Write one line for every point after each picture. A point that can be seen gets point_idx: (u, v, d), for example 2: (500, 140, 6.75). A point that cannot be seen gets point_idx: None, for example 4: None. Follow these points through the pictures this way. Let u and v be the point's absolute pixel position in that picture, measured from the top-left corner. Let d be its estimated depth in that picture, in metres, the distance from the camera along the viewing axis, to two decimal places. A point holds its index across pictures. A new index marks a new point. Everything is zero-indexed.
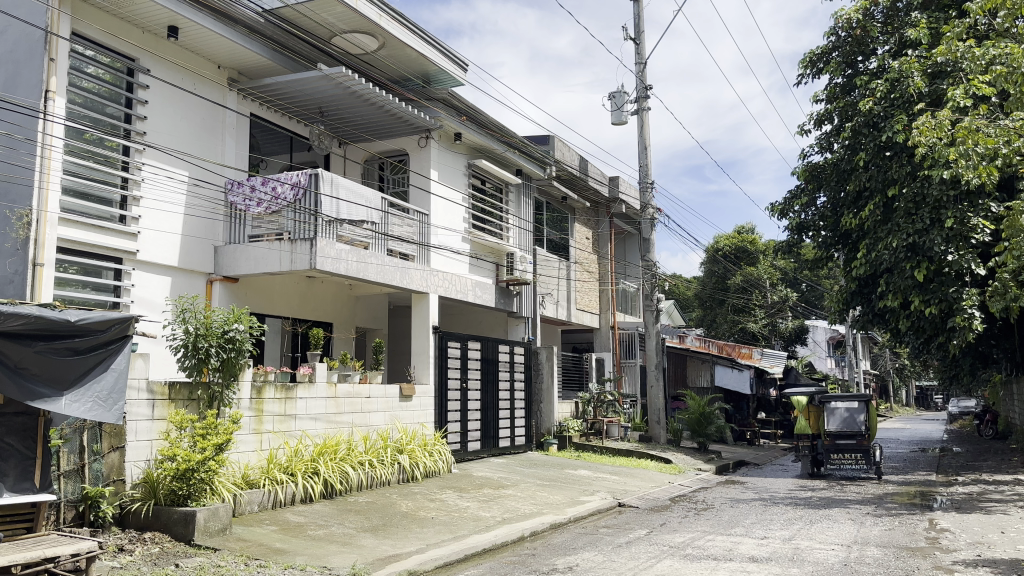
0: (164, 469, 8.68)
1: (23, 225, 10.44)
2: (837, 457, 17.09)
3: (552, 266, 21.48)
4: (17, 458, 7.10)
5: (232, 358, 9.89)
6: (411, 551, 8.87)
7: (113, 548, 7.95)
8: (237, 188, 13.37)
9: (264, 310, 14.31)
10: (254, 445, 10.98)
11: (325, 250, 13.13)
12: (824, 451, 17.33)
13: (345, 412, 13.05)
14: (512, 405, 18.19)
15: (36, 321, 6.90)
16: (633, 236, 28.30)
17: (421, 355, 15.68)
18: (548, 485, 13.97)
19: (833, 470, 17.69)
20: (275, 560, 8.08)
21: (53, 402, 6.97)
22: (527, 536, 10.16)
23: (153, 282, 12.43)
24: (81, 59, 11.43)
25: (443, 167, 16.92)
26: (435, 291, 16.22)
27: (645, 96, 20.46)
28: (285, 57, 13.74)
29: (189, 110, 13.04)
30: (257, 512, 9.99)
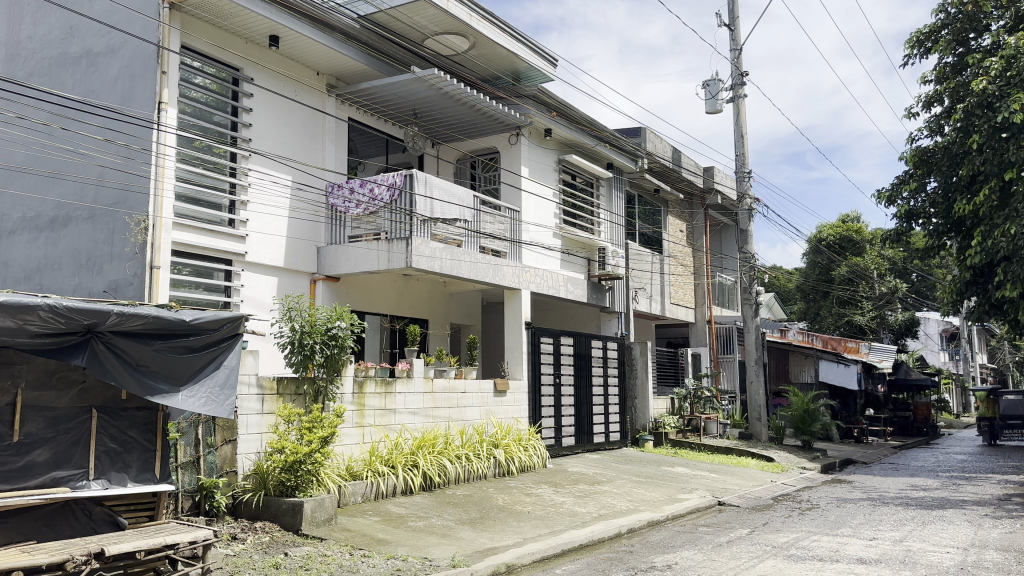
0: (274, 461, 9.10)
1: (141, 230, 11.17)
2: (1010, 432, 22.88)
3: (645, 261, 21.23)
4: (139, 451, 7.31)
5: (335, 354, 10.27)
6: (509, 544, 8.96)
7: (227, 537, 8.36)
8: (338, 191, 13.80)
9: (364, 308, 14.73)
10: (356, 438, 11.33)
11: (420, 248, 13.40)
12: (998, 427, 23.09)
13: (442, 407, 13.28)
14: (606, 401, 18.11)
15: (155, 321, 7.06)
16: (731, 227, 27.66)
17: (514, 350, 15.77)
18: (645, 482, 13.82)
19: (1007, 441, 23.40)
20: (378, 550, 8.31)
21: (170, 398, 7.22)
22: (624, 533, 10.09)
23: (261, 282, 12.98)
24: (190, 71, 12.01)
25: (535, 163, 16.97)
26: (528, 288, 16.28)
27: (741, 83, 19.97)
28: (379, 62, 14.06)
29: (290, 117, 13.52)
30: (361, 503, 10.31)
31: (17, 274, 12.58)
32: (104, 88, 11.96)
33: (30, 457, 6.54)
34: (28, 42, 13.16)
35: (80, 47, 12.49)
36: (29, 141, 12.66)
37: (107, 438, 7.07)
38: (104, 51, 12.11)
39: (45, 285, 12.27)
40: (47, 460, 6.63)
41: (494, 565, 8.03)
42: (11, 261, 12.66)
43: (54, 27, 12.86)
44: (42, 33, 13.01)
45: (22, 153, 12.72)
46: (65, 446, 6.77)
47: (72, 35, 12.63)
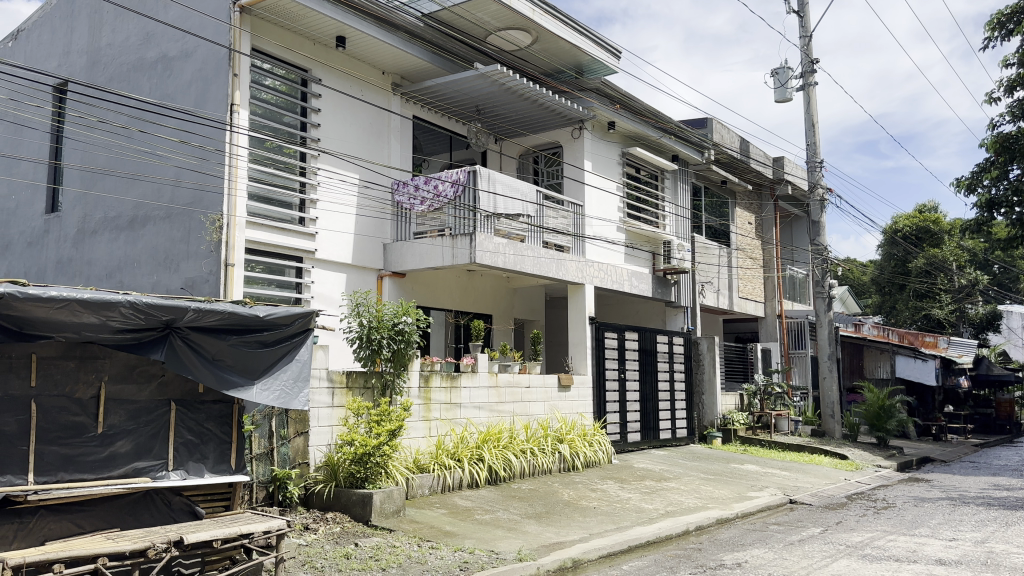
0: (343, 453, 9.31)
1: (215, 229, 11.53)
2: None
3: (713, 254, 20.92)
4: (215, 442, 7.55)
5: (402, 349, 10.42)
6: (575, 539, 8.97)
7: (300, 527, 8.57)
8: (403, 188, 13.99)
9: (429, 304, 14.93)
10: (423, 432, 11.49)
11: (484, 244, 13.43)
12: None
13: (507, 402, 13.34)
14: (673, 397, 17.93)
15: (230, 317, 7.27)
16: (802, 219, 27.06)
17: (579, 346, 15.72)
18: (713, 479, 13.63)
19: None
20: (446, 542, 8.42)
21: (245, 391, 7.43)
22: (692, 530, 9.98)
23: (330, 279, 13.26)
24: (260, 73, 12.33)
25: (598, 157, 16.87)
26: (591, 282, 16.19)
27: (812, 71, 19.47)
28: (443, 59, 14.18)
29: (357, 115, 13.76)
30: (428, 495, 10.47)
31: (100, 272, 13.13)
32: (179, 92, 12.38)
33: (113, 448, 6.77)
34: (108, 49, 13.71)
35: (156, 52, 12.94)
36: (110, 145, 13.21)
37: (185, 430, 7.31)
38: (179, 55, 12.52)
39: (125, 282, 12.77)
40: (129, 452, 6.87)
41: (561, 560, 8.03)
42: (95, 259, 13.23)
43: (132, 34, 13.35)
44: (121, 39, 13.53)
45: (103, 156, 13.27)
46: (146, 438, 7.02)
47: (148, 41, 13.09)
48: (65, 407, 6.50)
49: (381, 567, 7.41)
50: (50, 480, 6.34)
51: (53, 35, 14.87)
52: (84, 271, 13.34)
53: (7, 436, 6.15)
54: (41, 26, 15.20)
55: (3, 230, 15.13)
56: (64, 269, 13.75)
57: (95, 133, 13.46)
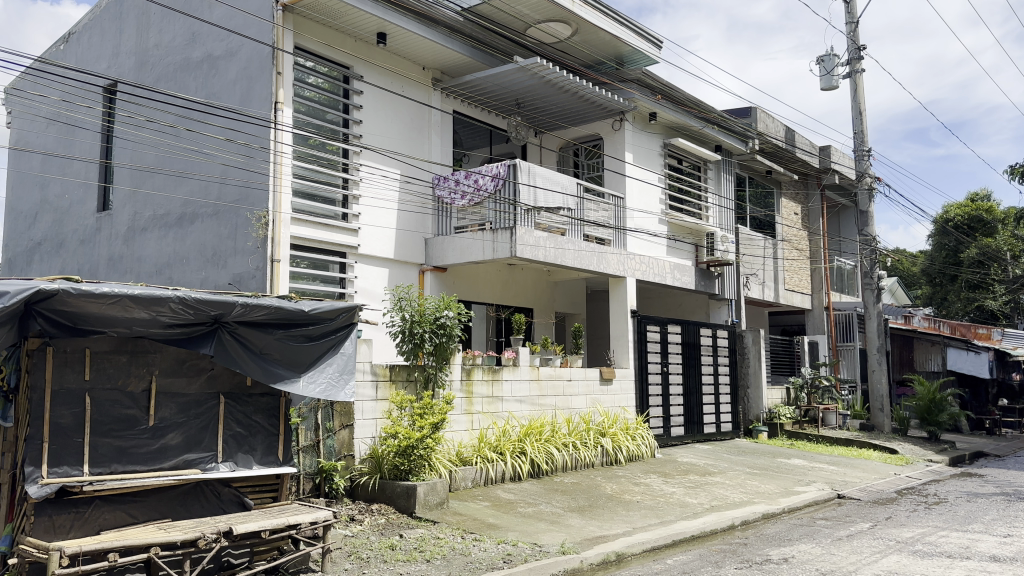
0: (387, 446, 9.40)
1: (261, 225, 11.72)
2: None
3: (757, 246, 20.63)
4: (264, 434, 7.70)
5: (444, 342, 10.52)
6: (618, 533, 8.95)
7: (346, 518, 8.70)
8: (444, 183, 14.10)
9: (471, 298, 14.98)
10: (466, 425, 11.55)
11: (525, 237, 13.45)
12: None
13: (548, 395, 13.33)
14: (717, 391, 17.76)
15: (276, 311, 7.39)
16: (850, 208, 26.57)
17: (620, 339, 15.64)
18: (759, 474, 13.47)
19: None
20: (490, 535, 8.47)
21: (292, 384, 7.57)
22: (737, 525, 9.89)
23: (373, 274, 13.38)
24: (304, 71, 12.49)
25: (639, 149, 16.73)
26: (632, 276, 16.08)
27: (859, 58, 19.06)
28: (483, 53, 14.20)
29: (398, 111, 13.85)
30: (471, 488, 10.54)
31: (150, 268, 13.44)
32: (224, 91, 12.59)
33: (164, 440, 6.90)
34: (156, 49, 14.01)
35: (202, 52, 13.17)
36: (159, 144, 13.52)
37: (234, 423, 7.45)
38: (224, 54, 12.73)
39: (174, 278, 13.04)
40: (179, 444, 7.00)
41: (604, 554, 8.02)
42: (145, 256, 13.55)
43: (178, 34, 13.62)
44: (167, 40, 13.81)
45: (153, 154, 13.59)
46: (196, 430, 7.15)
47: (194, 41, 13.34)
48: (118, 400, 6.64)
49: (426, 559, 7.48)
50: (105, 471, 6.46)
51: (103, 37, 15.25)
52: (135, 268, 13.68)
53: (64, 428, 6.28)
54: (91, 28, 15.59)
55: (57, 228, 15.58)
56: (115, 266, 14.11)
57: (144, 132, 13.79)
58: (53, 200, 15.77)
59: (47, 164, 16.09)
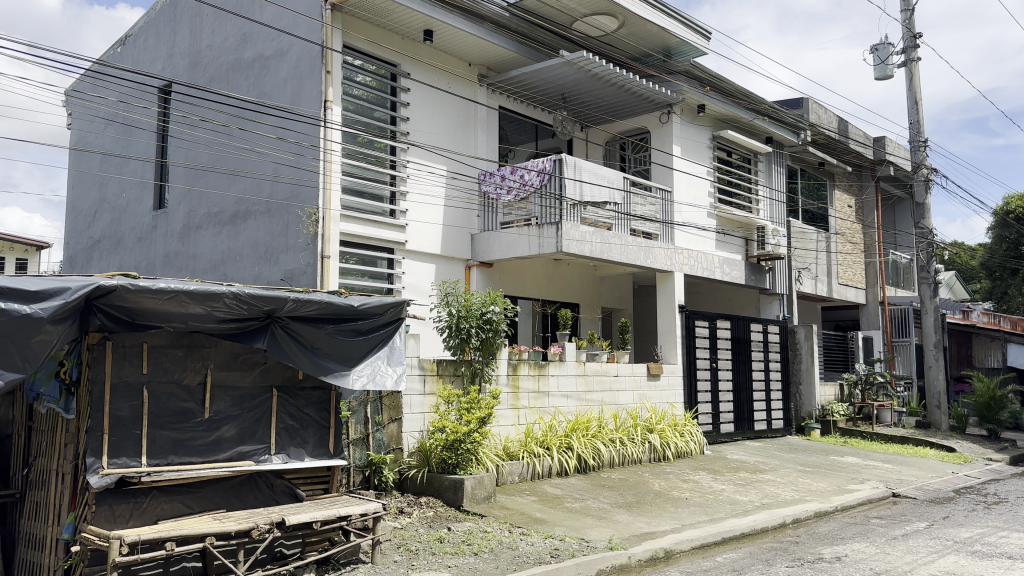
0: (435, 440, 9.49)
1: (312, 223, 11.90)
2: None
3: (809, 239, 20.24)
4: (315, 427, 7.83)
5: (490, 338, 10.57)
6: (667, 530, 8.88)
7: (394, 510, 8.80)
8: (489, 179, 14.14)
9: (517, 293, 15.00)
10: (512, 420, 11.58)
11: (571, 233, 13.40)
12: None
13: (595, 391, 13.25)
14: (768, 388, 17.51)
15: (327, 306, 7.49)
16: (906, 200, 25.92)
17: (668, 335, 15.49)
18: (811, 472, 13.23)
19: None
20: (537, 529, 8.48)
21: (343, 377, 7.68)
22: (789, 523, 9.73)
23: (420, 269, 13.48)
24: (352, 70, 12.64)
25: (687, 141, 16.53)
26: (681, 270, 15.89)
27: (915, 46, 18.55)
28: (528, 49, 14.19)
29: (444, 108, 13.93)
30: (518, 483, 10.57)
31: (205, 265, 13.75)
32: (276, 90, 12.81)
33: (219, 432, 7.05)
34: (209, 50, 14.31)
35: (253, 52, 13.41)
36: (213, 143, 13.84)
37: (286, 416, 7.59)
38: (274, 54, 12.95)
39: (228, 274, 13.32)
40: (234, 436, 7.15)
41: (652, 550, 7.97)
42: (200, 253, 13.87)
43: (230, 35, 13.89)
44: (220, 40, 14.10)
45: (207, 154, 13.92)
46: (250, 423, 7.29)
47: (245, 41, 13.59)
48: (174, 393, 6.80)
49: (474, 552, 7.53)
50: (162, 463, 6.64)
51: (158, 39, 15.63)
52: (190, 264, 14.01)
53: (123, 420, 6.46)
54: (147, 31, 16.00)
55: (115, 226, 16.03)
56: (171, 263, 14.47)
57: (198, 132, 14.11)
58: (111, 199, 16.23)
59: (105, 164, 16.57)
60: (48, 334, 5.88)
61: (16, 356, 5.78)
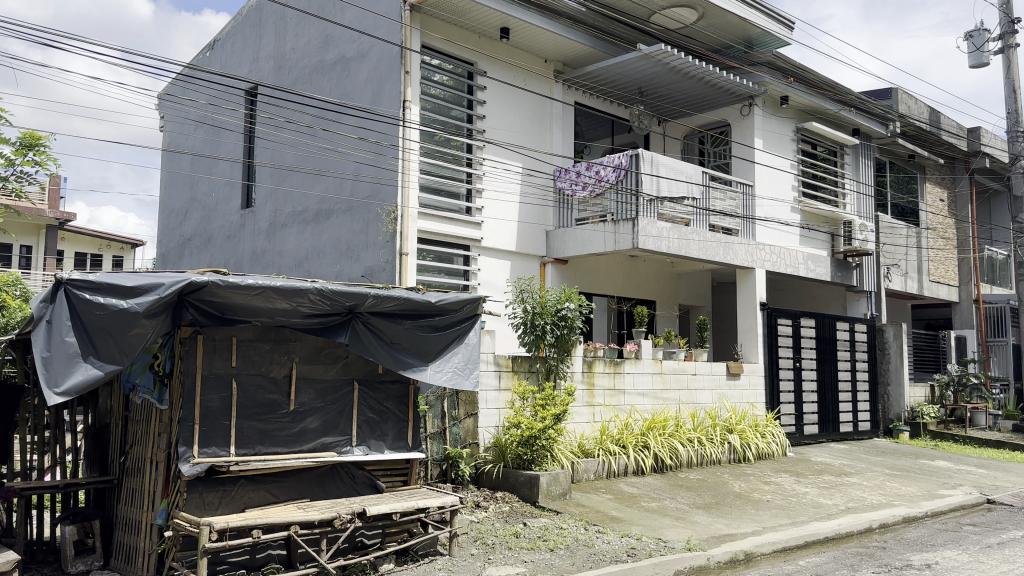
0: (511, 435, 9.54)
1: (391, 220, 12.11)
2: None
3: (899, 234, 19.47)
4: (394, 420, 7.97)
5: (566, 334, 10.55)
6: (747, 532, 8.68)
7: (471, 504, 8.90)
8: (565, 175, 14.09)
9: (592, 290, 14.92)
10: (587, 417, 11.49)
11: (647, 229, 13.21)
12: None
13: (672, 389, 13.04)
14: (855, 388, 16.96)
15: (405, 302, 7.59)
16: (1003, 193, 24.66)
17: (749, 332, 15.14)
18: (900, 475, 12.74)
19: None
20: (613, 527, 8.41)
21: (421, 372, 7.78)
22: (875, 528, 9.40)
23: (495, 266, 13.54)
24: (430, 69, 12.79)
25: (769, 135, 16.09)
26: (762, 266, 15.52)
27: (1014, 31, 17.60)
28: (605, 43, 14.07)
29: (521, 104, 13.96)
30: (594, 480, 10.54)
31: (290, 262, 14.14)
32: (357, 91, 13.07)
33: (304, 424, 7.23)
34: (293, 53, 14.70)
35: (335, 54, 13.70)
36: (297, 143, 14.25)
37: (367, 408, 7.73)
38: (356, 55, 13.20)
39: (312, 271, 13.68)
40: (318, 427, 7.33)
41: (732, 552, 7.81)
42: (286, 250, 14.27)
43: (313, 37, 14.25)
44: (303, 43, 14.47)
45: (292, 154, 14.34)
46: (333, 415, 7.46)
47: (328, 43, 13.90)
48: (262, 385, 7.01)
49: (550, 548, 7.53)
50: (249, 453, 6.85)
51: (245, 43, 16.15)
52: (276, 261, 14.45)
53: (213, 411, 6.69)
54: (234, 35, 16.56)
55: (205, 225, 16.66)
56: (258, 260, 14.95)
57: (284, 133, 14.55)
58: (201, 198, 16.87)
59: (196, 164, 17.22)
60: (144, 328, 6.13)
61: (114, 349, 6.07)
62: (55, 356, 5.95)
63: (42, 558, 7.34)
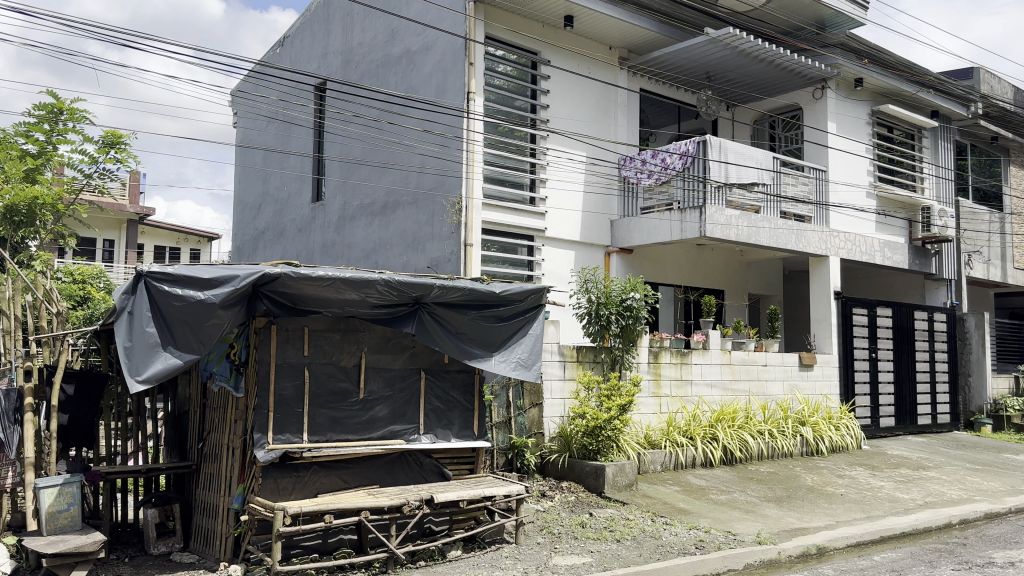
0: (576, 425, 9.52)
1: (456, 211, 12.19)
2: None
3: (981, 220, 18.65)
4: (460, 409, 8.04)
5: (631, 324, 10.45)
6: (820, 526, 8.48)
7: (537, 493, 8.93)
8: (630, 163, 13.91)
9: (658, 279, 14.73)
10: (654, 408, 11.36)
11: (716, 216, 12.97)
12: None
13: (741, 380, 12.77)
14: (934, 379, 16.39)
15: (471, 293, 7.63)
16: None
17: (823, 322, 14.73)
18: (981, 470, 12.25)
19: None
20: (681, 519, 8.32)
21: (486, 361, 7.82)
22: (955, 524, 9.07)
23: (560, 257, 13.49)
24: (494, 60, 12.82)
25: (842, 118, 15.59)
26: (836, 254, 15.06)
27: None
28: (672, 29, 13.83)
29: (585, 92, 13.84)
30: (661, 472, 10.45)
31: (358, 253, 14.38)
32: (423, 83, 13.16)
33: (373, 412, 7.36)
34: (359, 48, 14.89)
35: (401, 47, 13.80)
36: (364, 137, 14.43)
37: (434, 397, 7.82)
38: (421, 48, 13.30)
39: (379, 263, 13.87)
40: (386, 416, 7.45)
41: (805, 546, 7.66)
42: (354, 242, 14.53)
43: (379, 32, 14.40)
44: (370, 37, 14.64)
45: (359, 147, 14.54)
46: (401, 403, 7.57)
47: (393, 37, 14.04)
48: (333, 374, 7.15)
49: (616, 539, 7.49)
50: (321, 439, 7.01)
51: (313, 38, 16.44)
52: (345, 253, 14.72)
53: (287, 399, 6.85)
54: (304, 31, 16.86)
55: (277, 218, 17.07)
56: (328, 252, 15.26)
57: (353, 127, 14.79)
58: (273, 192, 17.28)
59: (268, 159, 17.63)
60: (220, 318, 6.35)
61: (192, 339, 6.29)
62: (137, 345, 6.16)
63: (126, 539, 7.69)
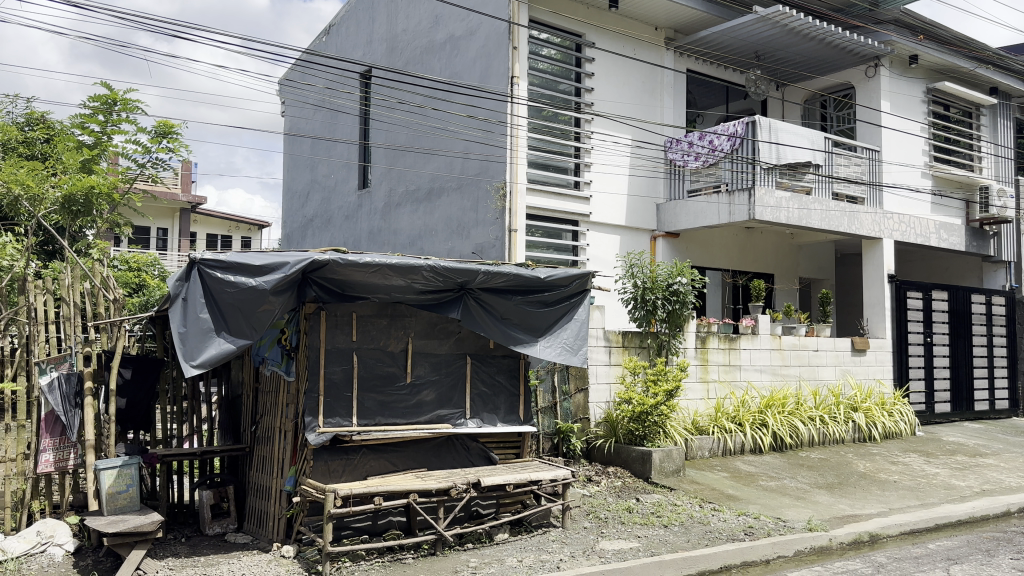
0: (623, 411, 9.49)
1: (500, 197, 12.22)
2: None
3: None
4: (506, 394, 8.07)
5: (677, 310, 10.35)
6: (873, 513, 8.33)
7: (584, 478, 8.94)
8: (677, 145, 13.71)
9: (705, 264, 14.56)
10: (701, 394, 11.26)
11: (765, 199, 12.79)
12: None
13: (791, 365, 12.57)
14: (992, 364, 15.93)
15: (515, 278, 7.62)
16: None
17: (876, 306, 14.41)
18: None
19: None
20: (729, 506, 8.24)
21: (531, 346, 7.82)
22: (1014, 513, 8.82)
23: (605, 241, 13.40)
24: (538, 44, 12.76)
25: (896, 97, 15.14)
26: (890, 236, 14.71)
27: None
28: (719, 7, 13.58)
29: (630, 74, 13.70)
30: (708, 458, 10.36)
31: (404, 240, 14.49)
32: (466, 69, 13.17)
33: (420, 396, 7.43)
34: (404, 34, 14.94)
35: (445, 33, 13.80)
36: (410, 123, 14.51)
37: (480, 382, 7.86)
38: (465, 33, 13.28)
39: (424, 249, 13.97)
40: (433, 400, 7.51)
41: (857, 533, 7.53)
42: (399, 229, 14.64)
43: (423, 18, 14.42)
44: (414, 23, 14.67)
45: (405, 134, 14.61)
46: (447, 388, 7.62)
47: (437, 23, 14.04)
48: (381, 358, 7.24)
49: (664, 524, 7.47)
50: (370, 423, 7.10)
51: (358, 26, 16.53)
52: (391, 240, 14.85)
53: (336, 383, 6.95)
54: (349, 19, 16.97)
55: (325, 205, 17.30)
56: (374, 238, 15.42)
57: (398, 114, 14.87)
58: (321, 180, 17.50)
59: (315, 147, 17.83)
60: (271, 304, 6.44)
61: (244, 325, 6.42)
62: (191, 331, 6.37)
63: (183, 519, 7.93)
